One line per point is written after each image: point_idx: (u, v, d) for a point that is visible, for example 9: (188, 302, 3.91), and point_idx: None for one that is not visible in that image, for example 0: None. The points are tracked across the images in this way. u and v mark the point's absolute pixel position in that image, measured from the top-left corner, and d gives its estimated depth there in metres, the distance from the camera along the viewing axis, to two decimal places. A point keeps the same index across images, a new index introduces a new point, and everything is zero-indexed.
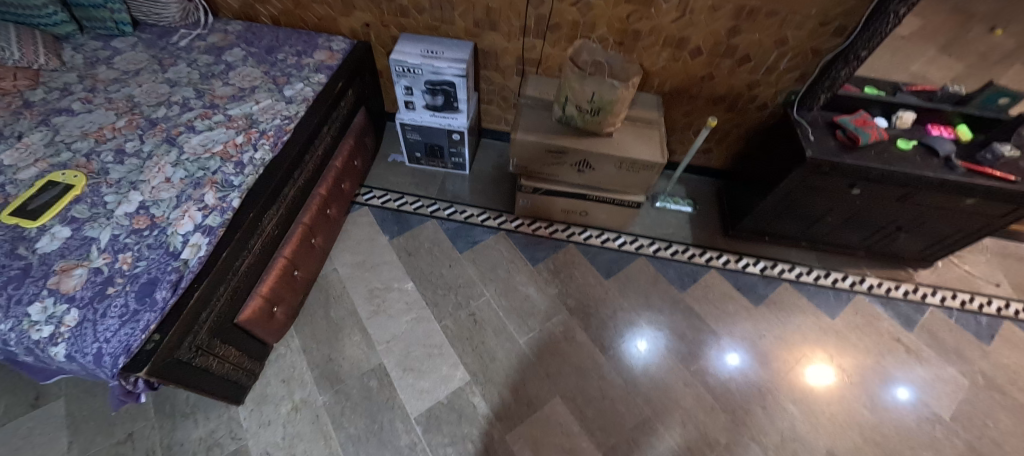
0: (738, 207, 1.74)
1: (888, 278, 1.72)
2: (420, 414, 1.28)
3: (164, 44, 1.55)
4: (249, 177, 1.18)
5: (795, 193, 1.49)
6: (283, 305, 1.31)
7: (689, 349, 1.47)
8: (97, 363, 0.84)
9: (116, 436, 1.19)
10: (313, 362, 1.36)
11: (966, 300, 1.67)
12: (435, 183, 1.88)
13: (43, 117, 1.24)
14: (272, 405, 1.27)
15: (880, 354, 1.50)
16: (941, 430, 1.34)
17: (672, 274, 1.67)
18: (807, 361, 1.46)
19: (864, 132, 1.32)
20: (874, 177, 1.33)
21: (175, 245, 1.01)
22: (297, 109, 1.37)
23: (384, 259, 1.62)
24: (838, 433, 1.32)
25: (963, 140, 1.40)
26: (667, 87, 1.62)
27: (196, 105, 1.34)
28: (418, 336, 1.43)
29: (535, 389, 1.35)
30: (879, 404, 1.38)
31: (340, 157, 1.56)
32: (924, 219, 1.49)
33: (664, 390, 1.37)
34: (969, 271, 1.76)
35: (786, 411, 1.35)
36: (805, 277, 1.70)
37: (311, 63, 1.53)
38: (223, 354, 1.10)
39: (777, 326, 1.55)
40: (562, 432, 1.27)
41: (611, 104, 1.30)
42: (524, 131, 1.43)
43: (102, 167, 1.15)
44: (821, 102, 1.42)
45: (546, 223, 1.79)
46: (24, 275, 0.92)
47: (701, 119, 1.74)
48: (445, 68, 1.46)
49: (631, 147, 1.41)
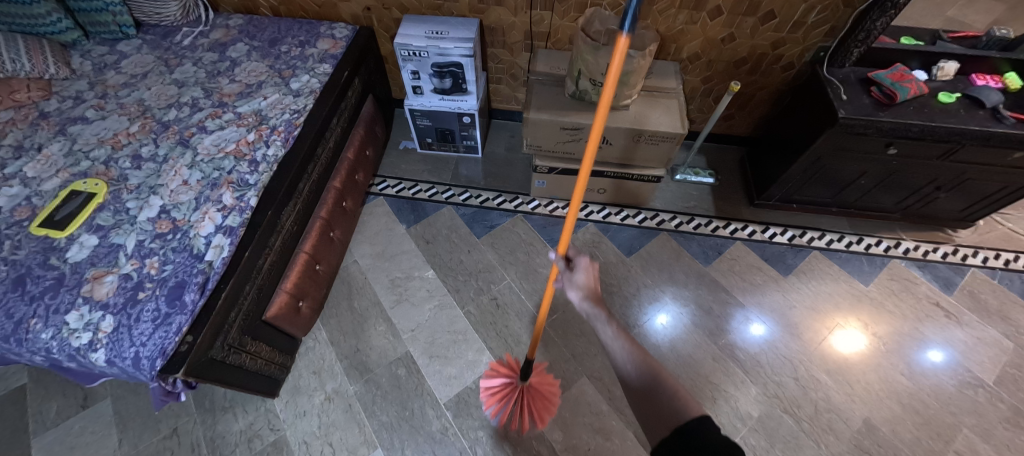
0: (764, 175, 1.67)
1: (925, 240, 1.65)
2: (449, 400, 1.29)
3: (168, 44, 1.53)
4: (263, 175, 1.17)
5: (826, 157, 1.41)
6: (309, 299, 1.33)
7: (716, 324, 1.44)
8: (137, 366, 0.87)
9: (163, 432, 1.24)
10: (342, 353, 1.38)
11: (1010, 259, 1.59)
12: (448, 168, 1.85)
13: (59, 127, 1.25)
14: (306, 396, 1.30)
15: (918, 320, 1.44)
16: (984, 394, 1.29)
17: (695, 248, 1.63)
18: (839, 330, 1.42)
19: (902, 87, 1.24)
20: (913, 135, 1.25)
21: (199, 247, 1.02)
22: (305, 102, 1.35)
23: (403, 248, 1.62)
24: (874, 402, 1.28)
25: (1011, 89, 1.27)
26: (684, 53, 1.54)
27: (205, 105, 1.34)
28: (442, 323, 1.44)
29: (561, 370, 1.35)
30: (917, 370, 1.34)
31: (351, 148, 1.54)
32: (966, 177, 1.40)
33: (692, 366, 1.35)
34: (1013, 229, 1.67)
35: (820, 381, 1.32)
36: (835, 244, 1.64)
37: (316, 53, 1.50)
38: (255, 351, 1.13)
39: (807, 296, 1.50)
40: (591, 412, 1.27)
41: (627, 74, 1.23)
42: (537, 109, 1.38)
43: (121, 173, 1.16)
44: (854, 57, 1.33)
45: (564, 202, 1.76)
46: (59, 285, 0.94)
47: (722, 84, 1.65)
48: (451, 49, 1.41)
49: (649, 119, 1.35)
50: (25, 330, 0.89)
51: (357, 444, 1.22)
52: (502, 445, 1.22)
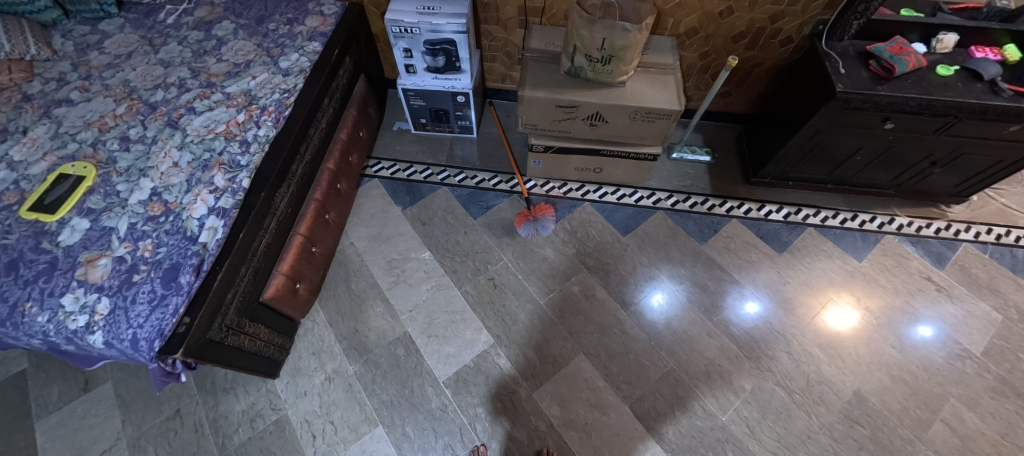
0: (761, 152, 1.66)
1: (919, 216, 1.66)
2: (448, 378, 1.31)
3: (152, 23, 1.49)
4: (255, 156, 1.15)
5: (822, 133, 1.40)
6: (306, 281, 1.33)
7: (712, 300, 1.46)
8: (135, 348, 0.87)
9: (166, 413, 1.25)
10: (341, 334, 1.39)
11: (1001, 234, 1.60)
12: (443, 149, 1.84)
13: (44, 110, 1.23)
14: (306, 376, 1.31)
15: (909, 294, 1.46)
16: (972, 365, 1.32)
17: (691, 226, 1.63)
18: (831, 305, 1.44)
19: (900, 60, 1.22)
20: (910, 108, 1.24)
21: (192, 229, 1.01)
22: (295, 81, 1.32)
23: (399, 230, 1.61)
24: (864, 374, 1.31)
25: (1009, 62, 1.26)
26: (682, 27, 1.51)
27: (193, 86, 1.31)
28: (440, 303, 1.45)
29: (558, 347, 1.36)
30: (907, 343, 1.37)
31: (344, 129, 1.52)
32: (962, 152, 1.40)
33: (687, 342, 1.37)
34: (1007, 205, 1.68)
35: (812, 355, 1.35)
36: (830, 221, 1.65)
37: (304, 31, 1.46)
38: (253, 332, 1.13)
39: (802, 272, 1.52)
40: (588, 387, 1.29)
41: (623, 50, 1.21)
42: (532, 87, 1.36)
43: (110, 155, 1.14)
44: (853, 30, 1.30)
45: (560, 183, 1.75)
46: (52, 268, 0.94)
47: (719, 60, 1.63)
48: (444, 25, 1.38)
49: (646, 96, 1.33)
50: (20, 313, 0.89)
51: (358, 422, 1.24)
52: (501, 420, 1.24)
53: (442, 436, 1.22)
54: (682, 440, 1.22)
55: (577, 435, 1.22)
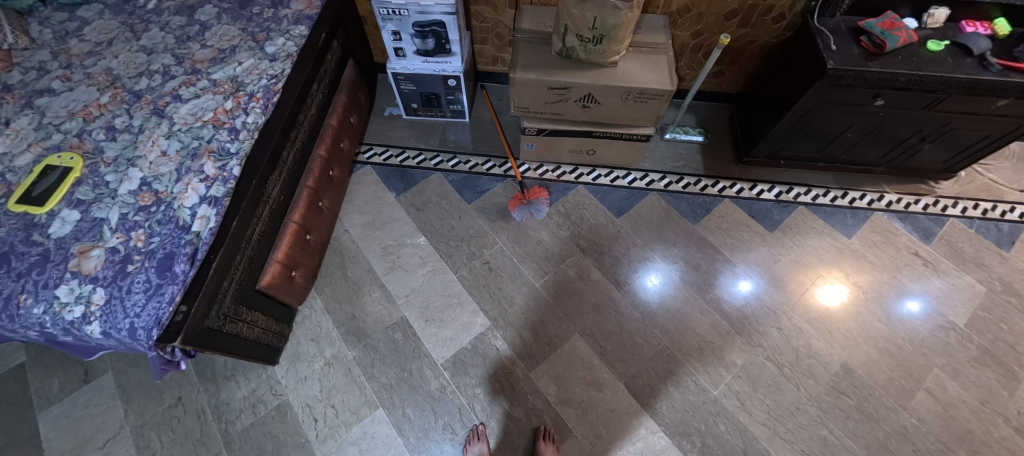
0: (753, 131, 1.66)
1: (907, 193, 1.68)
2: (447, 360, 1.33)
3: (132, 8, 1.45)
4: (245, 143, 1.14)
5: (814, 111, 1.40)
6: (301, 269, 1.34)
7: (705, 279, 1.48)
8: (134, 336, 0.87)
9: (168, 401, 1.27)
10: (338, 320, 1.40)
11: (988, 209, 1.63)
12: (436, 134, 1.82)
13: (25, 100, 1.20)
14: (306, 362, 1.33)
15: (897, 269, 1.49)
16: (955, 337, 1.36)
17: (684, 207, 1.64)
18: (821, 282, 1.47)
19: (892, 36, 1.22)
20: (900, 85, 1.24)
21: (184, 218, 1.00)
22: (282, 67, 1.29)
23: (394, 216, 1.61)
24: (852, 347, 1.35)
25: (999, 36, 1.26)
26: (674, 5, 1.50)
27: (177, 73, 1.28)
28: (436, 287, 1.46)
29: (554, 328, 1.38)
30: (893, 316, 1.40)
31: (334, 116, 1.51)
32: (950, 127, 1.41)
33: (680, 320, 1.40)
34: (994, 180, 1.70)
35: (801, 330, 1.38)
36: (821, 199, 1.66)
37: (290, 14, 1.42)
38: (251, 320, 1.14)
39: (793, 250, 1.54)
40: (584, 366, 1.32)
41: (614, 29, 1.20)
42: (523, 69, 1.34)
43: (96, 145, 1.12)
44: (845, 7, 1.30)
45: (554, 166, 1.75)
46: (44, 260, 0.93)
47: (712, 38, 1.62)
48: (432, 6, 1.35)
49: (639, 76, 1.32)
50: (16, 305, 0.89)
51: (359, 405, 1.26)
52: (499, 400, 1.27)
53: (442, 417, 1.24)
54: (675, 414, 1.25)
55: (574, 412, 1.25)
